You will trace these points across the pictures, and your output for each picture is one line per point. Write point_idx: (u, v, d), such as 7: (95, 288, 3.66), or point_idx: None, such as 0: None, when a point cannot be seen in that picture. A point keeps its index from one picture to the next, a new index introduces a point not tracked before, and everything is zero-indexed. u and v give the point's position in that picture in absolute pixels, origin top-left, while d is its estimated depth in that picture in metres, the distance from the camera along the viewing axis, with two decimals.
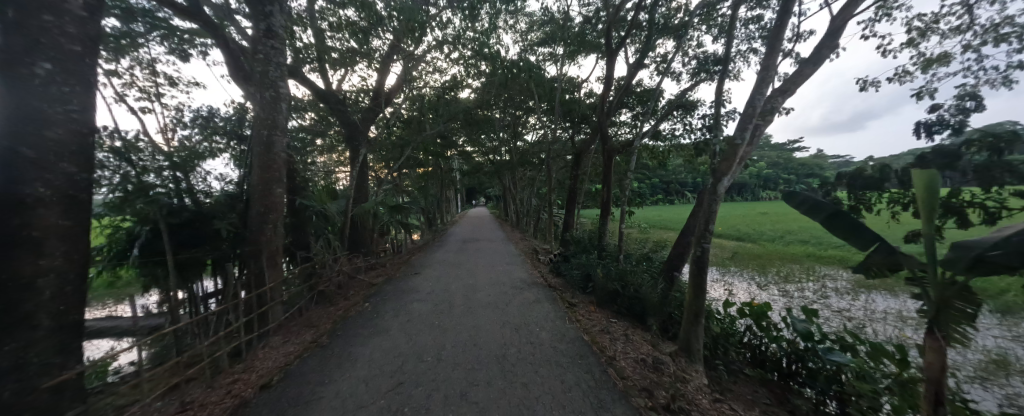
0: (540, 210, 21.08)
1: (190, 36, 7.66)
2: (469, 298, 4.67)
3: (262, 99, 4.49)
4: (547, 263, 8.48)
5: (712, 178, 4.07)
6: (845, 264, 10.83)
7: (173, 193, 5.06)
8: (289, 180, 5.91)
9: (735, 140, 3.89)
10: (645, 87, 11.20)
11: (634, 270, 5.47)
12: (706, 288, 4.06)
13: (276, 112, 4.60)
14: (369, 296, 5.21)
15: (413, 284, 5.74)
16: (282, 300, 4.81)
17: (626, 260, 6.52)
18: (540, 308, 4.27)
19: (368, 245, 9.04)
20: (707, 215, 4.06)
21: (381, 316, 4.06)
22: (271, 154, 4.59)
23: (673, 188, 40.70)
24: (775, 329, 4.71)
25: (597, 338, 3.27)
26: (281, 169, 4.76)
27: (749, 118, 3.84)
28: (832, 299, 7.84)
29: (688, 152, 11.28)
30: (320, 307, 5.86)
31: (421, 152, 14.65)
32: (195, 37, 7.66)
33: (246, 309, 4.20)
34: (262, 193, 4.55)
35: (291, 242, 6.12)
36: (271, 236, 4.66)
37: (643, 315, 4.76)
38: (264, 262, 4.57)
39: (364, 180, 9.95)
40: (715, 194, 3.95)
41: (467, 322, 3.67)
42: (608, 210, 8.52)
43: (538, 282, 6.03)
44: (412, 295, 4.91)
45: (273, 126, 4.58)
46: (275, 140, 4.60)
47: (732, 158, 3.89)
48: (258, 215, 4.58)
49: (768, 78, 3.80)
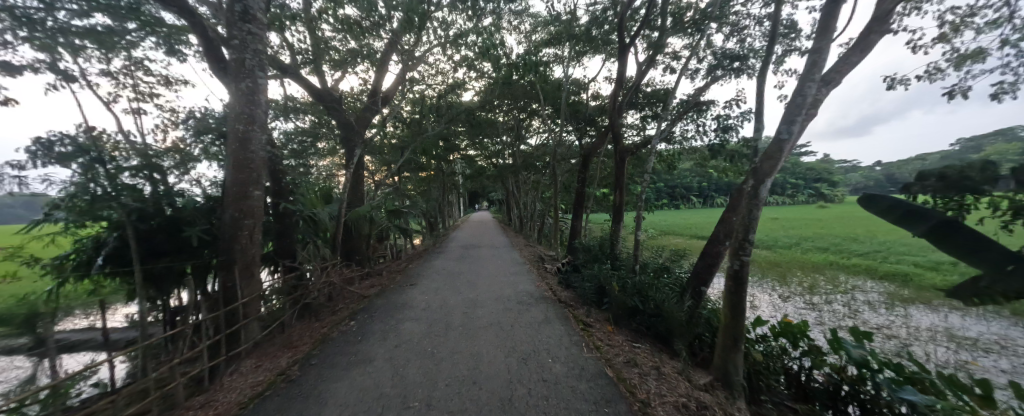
0: (545, 215, 20.50)
1: (184, 34, 7.34)
2: (469, 316, 4.11)
3: (239, 91, 4.00)
4: (555, 273, 7.92)
5: (752, 179, 3.49)
6: (872, 275, 10.13)
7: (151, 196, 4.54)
8: (273, 182, 5.41)
9: (779, 134, 3.33)
10: (655, 88, 10.72)
11: (655, 283, 4.88)
12: (745, 307, 3.48)
13: (254, 105, 4.10)
14: (356, 312, 4.64)
15: (408, 298, 5.18)
16: (258, 317, 4.26)
17: (642, 271, 5.94)
18: (551, 330, 3.67)
19: (363, 252, 8.53)
20: (747, 221, 3.48)
21: (368, 338, 3.50)
22: (248, 152, 4.08)
23: (680, 194, 39.91)
24: (821, 355, 4.07)
25: (623, 374, 2.67)
26: (260, 169, 4.27)
27: (796, 109, 3.28)
28: (867, 313, 7.17)
29: (702, 155, 10.70)
30: (305, 323, 5.32)
31: (422, 155, 14.24)
32: (189, 36, 7.33)
33: (214, 328, 3.67)
34: (238, 196, 4.05)
35: (276, 250, 5.59)
36: (247, 245, 4.14)
37: (667, 337, 4.17)
38: (237, 274, 4.03)
39: (360, 182, 9.45)
40: (757, 198, 3.38)
41: (466, 350, 3.10)
42: (620, 215, 7.96)
43: (547, 296, 5.46)
44: (405, 312, 4.35)
45: (252, 121, 4.10)
46: (253, 137, 4.10)
47: (776, 156, 3.32)
48: (232, 221, 4.05)
49: (821, 62, 3.22)
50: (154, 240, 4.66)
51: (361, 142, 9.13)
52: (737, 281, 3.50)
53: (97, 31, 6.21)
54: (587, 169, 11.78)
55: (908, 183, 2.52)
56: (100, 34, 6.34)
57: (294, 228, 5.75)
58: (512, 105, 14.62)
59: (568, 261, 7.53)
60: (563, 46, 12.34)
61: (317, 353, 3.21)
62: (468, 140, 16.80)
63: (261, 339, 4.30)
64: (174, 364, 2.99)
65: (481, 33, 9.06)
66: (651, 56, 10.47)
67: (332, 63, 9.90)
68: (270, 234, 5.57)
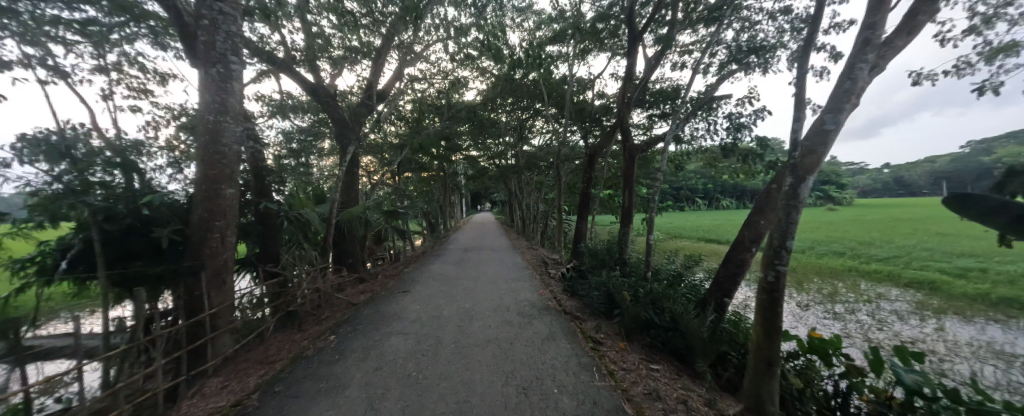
0: (548, 216, 19.99)
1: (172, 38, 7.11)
2: (464, 332, 3.66)
3: (208, 77, 3.58)
4: (559, 279, 7.48)
5: (789, 178, 3.02)
6: (896, 282, 9.54)
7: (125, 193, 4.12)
8: (256, 180, 5.01)
9: (824, 125, 2.87)
10: (663, 86, 10.28)
11: (671, 293, 4.40)
12: (781, 325, 3.01)
13: (226, 93, 3.68)
14: (340, 323, 4.21)
15: (399, 307, 4.75)
16: (228, 329, 3.83)
17: (654, 279, 5.45)
18: (556, 350, 3.21)
19: (357, 254, 8.11)
20: (782, 227, 3.01)
21: (346, 358, 3.05)
22: (219, 146, 3.67)
23: (686, 197, 39.23)
24: (860, 376, 3.59)
25: (645, 412, 2.20)
26: (233, 165, 3.86)
27: (846, 95, 2.81)
28: (897, 325, 6.62)
29: (713, 155, 10.19)
30: (287, 334, 4.90)
31: (422, 155, 13.86)
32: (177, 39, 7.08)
33: (174, 344, 3.24)
34: (207, 195, 3.63)
35: (258, 254, 5.17)
36: (217, 249, 3.72)
37: (687, 356, 3.69)
38: (205, 283, 3.60)
39: (355, 181, 9.03)
40: (796, 199, 2.90)
41: (457, 376, 2.63)
42: (628, 218, 7.50)
43: (551, 306, 4.99)
44: (392, 325, 3.91)
45: (225, 112, 3.70)
46: (225, 128, 3.71)
47: (819, 151, 2.85)
48: (200, 222, 3.63)
49: (875, 39, 2.74)
50: (124, 242, 4.24)
51: (356, 139, 8.72)
52: (771, 295, 3.03)
53: (93, 29, 6.00)
54: (593, 170, 11.24)
55: (999, 179, 2.04)
56: (94, 30, 6.11)
57: (278, 230, 5.34)
58: (515, 104, 14.20)
59: (573, 267, 7.07)
60: (568, 43, 11.91)
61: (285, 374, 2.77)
62: (470, 139, 16.40)
63: (233, 353, 3.88)
64: (116, 388, 2.56)
65: (484, 29, 8.63)
66: (660, 51, 10.01)
67: (330, 60, 9.55)
68: (250, 236, 5.15)
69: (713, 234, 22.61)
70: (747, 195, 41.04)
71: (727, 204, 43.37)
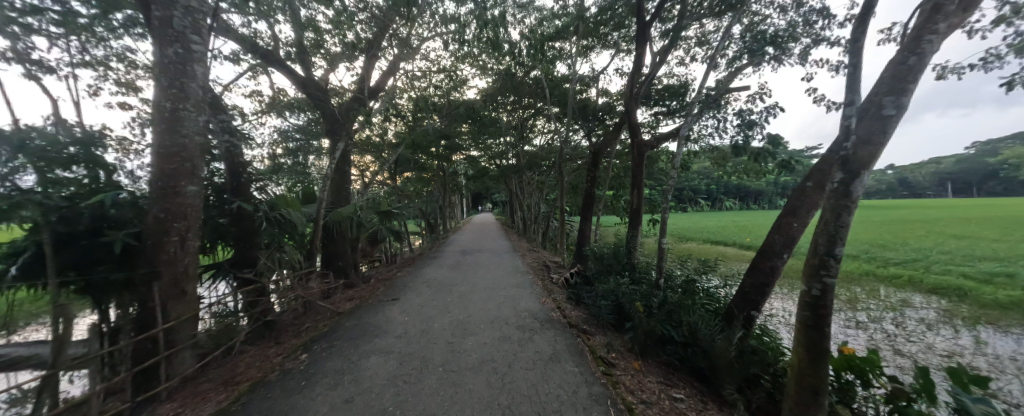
0: (550, 217, 19.48)
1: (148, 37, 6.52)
2: (455, 351, 3.19)
3: (164, 58, 3.15)
4: (561, 285, 7.04)
5: (839, 173, 2.53)
6: (917, 288, 9.04)
7: (90, 187, 3.67)
8: (231, 177, 4.58)
9: (882, 109, 2.40)
10: (669, 83, 9.83)
11: (689, 305, 3.93)
12: (829, 347, 2.56)
13: (184, 77, 3.24)
14: (316, 338, 3.74)
15: (385, 319, 4.29)
16: (187, 345, 3.37)
17: (666, 287, 4.99)
18: (562, 375, 2.74)
19: (347, 257, 7.66)
20: (831, 232, 2.52)
21: (312, 386, 2.57)
22: (176, 136, 3.22)
23: (690, 198, 38.58)
24: (910, 401, 3.08)
25: None
26: (196, 159, 3.42)
27: (907, 73, 2.34)
28: (928, 335, 6.13)
29: (722, 154, 9.70)
30: (263, 347, 4.45)
31: (420, 153, 13.39)
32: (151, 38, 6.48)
33: (117, 364, 2.79)
34: (164, 192, 3.18)
35: (233, 258, 4.73)
36: (176, 255, 3.27)
37: (711, 378, 3.22)
38: (160, 293, 3.15)
39: (347, 181, 8.57)
40: (849, 198, 2.41)
41: (442, 413, 2.16)
42: (636, 220, 7.06)
43: (554, 318, 4.54)
44: (374, 343, 3.42)
45: (185, 99, 3.27)
46: (185, 117, 3.27)
47: (876, 141, 2.39)
48: (156, 224, 3.17)
49: (949, 4, 2.25)
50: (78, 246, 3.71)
51: (348, 136, 8.29)
52: (817, 311, 2.57)
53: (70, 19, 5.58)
54: (598, 169, 10.74)
55: None
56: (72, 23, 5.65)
57: (257, 232, 4.92)
58: (516, 103, 13.73)
59: (578, 273, 6.62)
60: (570, 40, 11.48)
61: (234, 406, 2.29)
62: (469, 139, 15.90)
63: (194, 372, 3.43)
64: None
65: (483, 26, 8.21)
66: (667, 46, 9.52)
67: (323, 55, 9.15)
68: (225, 238, 4.70)
69: (720, 235, 22.05)
70: (751, 196, 40.35)
71: (732, 204, 42.66)
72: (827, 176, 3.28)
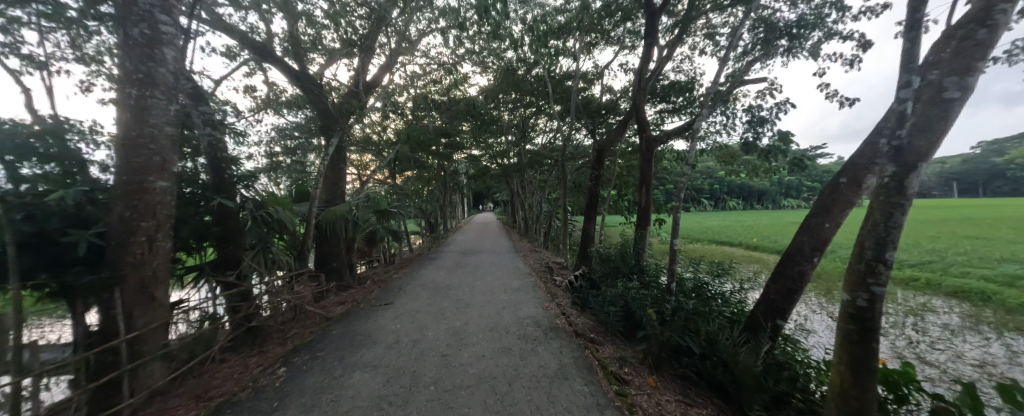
0: (551, 217, 19.17)
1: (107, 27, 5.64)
2: (451, 366, 2.87)
3: (128, 40, 2.84)
4: (565, 289, 6.72)
5: (891, 167, 2.20)
6: (936, 291, 8.65)
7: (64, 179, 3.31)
8: (213, 174, 4.29)
9: (944, 91, 2.06)
10: (677, 78, 9.50)
11: (707, 314, 3.59)
12: (876, 366, 2.23)
13: (151, 61, 2.93)
14: (298, 348, 3.43)
15: (376, 327, 3.98)
16: (155, 356, 3.06)
17: (679, 292, 4.66)
18: (569, 396, 2.41)
19: (341, 258, 7.35)
20: (881, 234, 2.18)
21: (284, 408, 2.25)
22: (143, 126, 2.90)
23: (692, 198, 38.07)
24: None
25: None
26: (166, 152, 3.11)
27: (974, 50, 2.01)
28: (955, 343, 5.76)
29: (730, 153, 9.36)
30: (244, 356, 4.16)
31: (419, 152, 13.08)
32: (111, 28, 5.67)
33: (70, 380, 2.48)
34: (129, 188, 2.86)
35: (216, 261, 4.43)
36: (143, 258, 2.95)
37: (733, 396, 2.89)
38: (125, 299, 2.84)
39: (342, 179, 8.25)
40: (905, 194, 2.08)
41: None
42: (645, 220, 6.73)
43: (559, 325, 4.23)
44: (361, 355, 3.11)
45: (154, 86, 2.97)
46: (153, 105, 2.96)
47: (934, 130, 2.06)
48: (120, 222, 2.84)
49: None
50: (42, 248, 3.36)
51: (343, 133, 8.00)
52: (863, 324, 2.24)
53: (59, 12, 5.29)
54: (602, 167, 10.38)
55: None
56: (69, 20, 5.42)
57: (241, 232, 4.61)
58: (518, 101, 13.42)
59: (584, 276, 6.30)
60: (573, 36, 11.13)
61: None
62: (470, 137, 15.56)
63: (164, 386, 3.15)
64: None
65: (483, 22, 7.92)
66: (675, 40, 9.17)
67: (320, 51, 8.87)
68: (207, 239, 4.40)
69: (724, 236, 21.66)
70: (754, 195, 39.85)
71: (734, 204, 42.20)
72: (864, 171, 2.94)
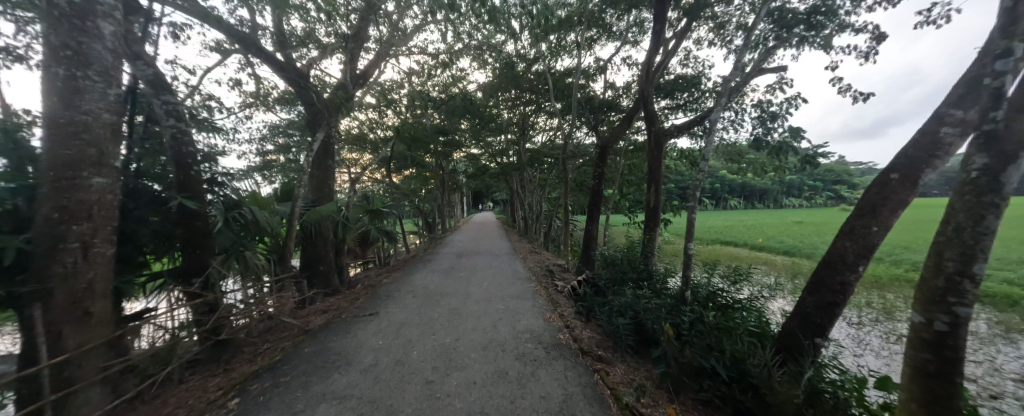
0: (552, 217, 18.71)
1: None
2: (435, 398, 2.43)
3: (55, 9, 2.40)
4: (568, 295, 6.26)
5: (981, 161, 1.76)
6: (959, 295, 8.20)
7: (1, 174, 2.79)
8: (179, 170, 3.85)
9: None
10: (681, 73, 9.10)
11: (731, 330, 3.16)
12: (958, 404, 1.81)
13: (83, 36, 2.50)
14: (262, 370, 2.97)
15: (356, 345, 3.55)
16: (91, 381, 2.61)
17: (695, 302, 4.22)
18: None
19: (329, 262, 6.89)
20: (968, 240, 1.73)
21: None
22: (73, 112, 2.44)
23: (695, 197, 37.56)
24: None
25: None
26: (104, 143, 2.64)
27: None
28: (991, 354, 5.30)
29: (740, 151, 8.92)
30: (209, 375, 3.72)
31: (415, 149, 12.64)
32: None
33: None
34: (58, 186, 2.38)
35: (183, 268, 3.99)
36: (77, 268, 2.48)
37: None
38: (51, 315, 2.39)
39: (330, 178, 7.80)
40: (1004, 192, 1.64)
41: None
42: (652, 221, 6.31)
43: (562, 341, 3.79)
44: (331, 383, 2.69)
45: (88, 65, 2.53)
46: (87, 88, 2.51)
47: None
48: (46, 227, 2.38)
49: None
50: None
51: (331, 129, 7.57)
52: (942, 354, 1.82)
53: None
54: (605, 165, 9.91)
55: None
56: None
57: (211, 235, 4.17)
58: (517, 97, 12.94)
59: (588, 282, 5.85)
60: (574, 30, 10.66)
61: None
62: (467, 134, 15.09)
63: None
64: None
65: (479, 13, 7.47)
66: (681, 33, 8.73)
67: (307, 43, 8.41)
68: (172, 243, 3.96)
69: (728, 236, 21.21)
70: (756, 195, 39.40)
71: (736, 203, 41.76)
72: (921, 166, 2.51)
